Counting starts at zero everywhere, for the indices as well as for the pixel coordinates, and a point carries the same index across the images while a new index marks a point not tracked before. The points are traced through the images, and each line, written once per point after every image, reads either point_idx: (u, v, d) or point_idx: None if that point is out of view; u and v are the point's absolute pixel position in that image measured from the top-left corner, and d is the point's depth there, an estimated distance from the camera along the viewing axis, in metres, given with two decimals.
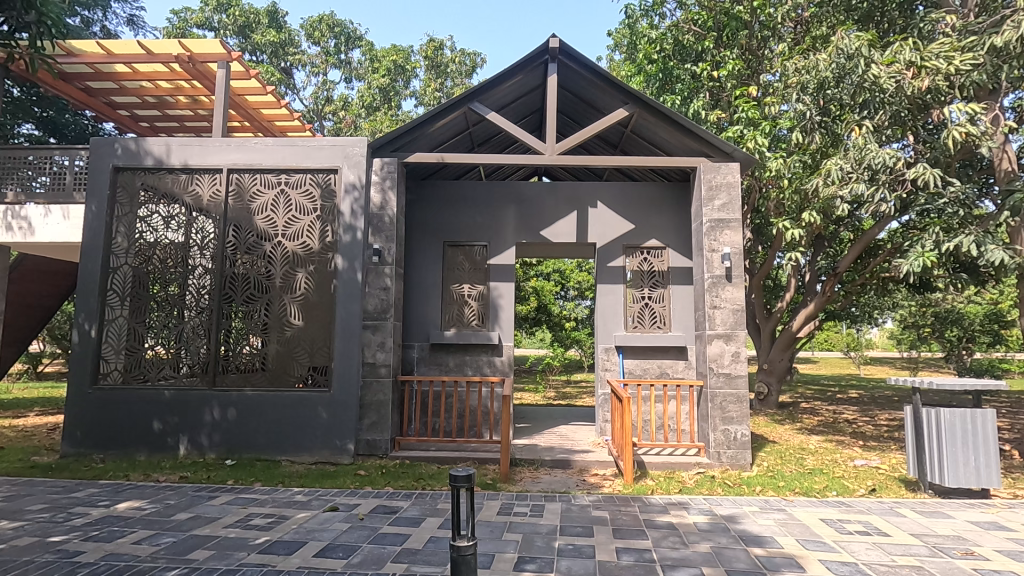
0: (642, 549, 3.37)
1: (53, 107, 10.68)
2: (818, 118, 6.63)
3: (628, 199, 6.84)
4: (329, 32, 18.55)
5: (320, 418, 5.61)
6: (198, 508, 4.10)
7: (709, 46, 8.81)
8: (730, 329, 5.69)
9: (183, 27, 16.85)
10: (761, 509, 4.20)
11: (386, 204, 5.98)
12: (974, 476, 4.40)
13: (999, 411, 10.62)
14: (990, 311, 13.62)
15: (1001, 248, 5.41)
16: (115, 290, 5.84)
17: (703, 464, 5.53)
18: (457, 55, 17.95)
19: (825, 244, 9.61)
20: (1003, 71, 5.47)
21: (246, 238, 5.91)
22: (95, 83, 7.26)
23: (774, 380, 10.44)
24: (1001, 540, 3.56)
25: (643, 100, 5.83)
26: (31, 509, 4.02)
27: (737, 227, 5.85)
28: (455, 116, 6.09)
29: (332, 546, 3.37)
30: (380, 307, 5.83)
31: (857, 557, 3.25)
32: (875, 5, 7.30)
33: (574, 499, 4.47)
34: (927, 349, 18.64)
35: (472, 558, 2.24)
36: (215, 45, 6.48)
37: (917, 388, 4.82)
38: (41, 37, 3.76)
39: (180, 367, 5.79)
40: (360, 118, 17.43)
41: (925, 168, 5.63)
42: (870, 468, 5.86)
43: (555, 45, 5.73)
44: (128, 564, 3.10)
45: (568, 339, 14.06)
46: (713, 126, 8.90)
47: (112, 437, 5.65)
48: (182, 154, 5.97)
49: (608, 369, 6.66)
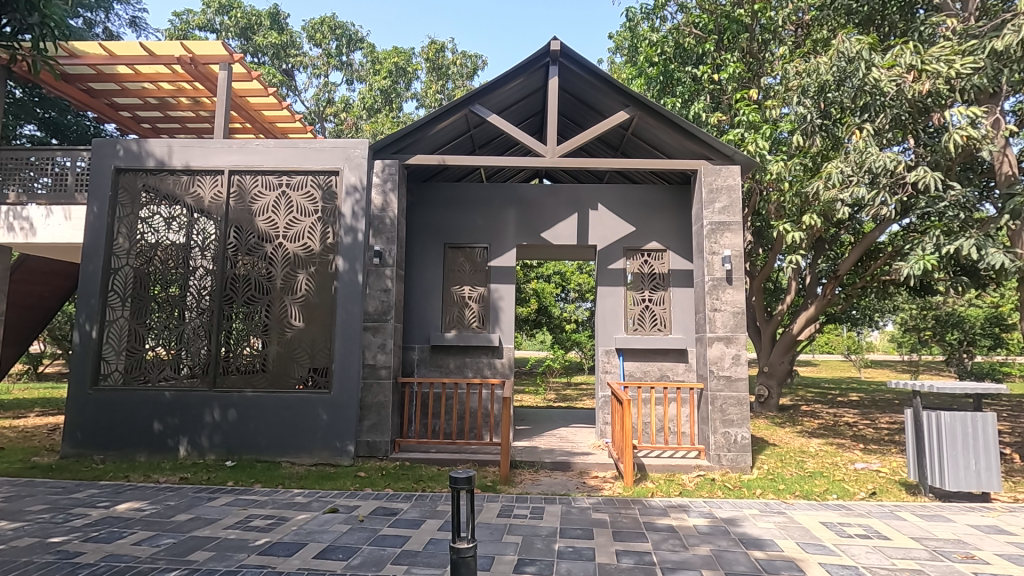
0: (642, 551, 3.37)
1: (56, 108, 10.76)
2: (818, 121, 6.70)
3: (629, 201, 6.85)
4: (331, 34, 18.58)
5: (320, 419, 5.61)
6: (197, 509, 4.10)
7: (709, 49, 8.80)
8: (730, 332, 5.69)
9: (185, 29, 16.90)
10: (761, 512, 4.20)
11: (387, 206, 5.99)
12: (975, 480, 4.40)
13: (1001, 415, 10.58)
14: (992, 314, 13.57)
15: (1002, 252, 5.44)
16: (116, 291, 5.85)
17: (703, 466, 5.53)
18: (458, 57, 18.05)
19: (825, 247, 9.56)
20: (1003, 75, 5.48)
21: (248, 240, 5.91)
22: (97, 84, 7.28)
23: (774, 383, 10.43)
24: (1002, 543, 3.55)
25: (643, 102, 5.84)
26: (31, 510, 4.02)
27: (737, 230, 5.85)
28: (456, 118, 6.10)
29: (332, 548, 3.37)
30: (381, 309, 5.84)
31: (857, 561, 3.25)
32: (876, 9, 7.35)
33: (574, 501, 4.46)
34: (928, 352, 18.69)
35: (472, 560, 2.24)
36: (216, 45, 6.48)
37: (917, 392, 4.78)
38: (43, 38, 3.77)
39: (179, 367, 5.78)
40: (361, 119, 17.53)
41: (925, 172, 5.62)
42: (870, 472, 5.85)
43: (555, 48, 5.73)
44: (128, 565, 3.09)
45: (569, 342, 14.16)
46: (714, 128, 8.90)
47: (112, 437, 5.66)
48: (184, 156, 5.99)
49: (608, 371, 6.69)
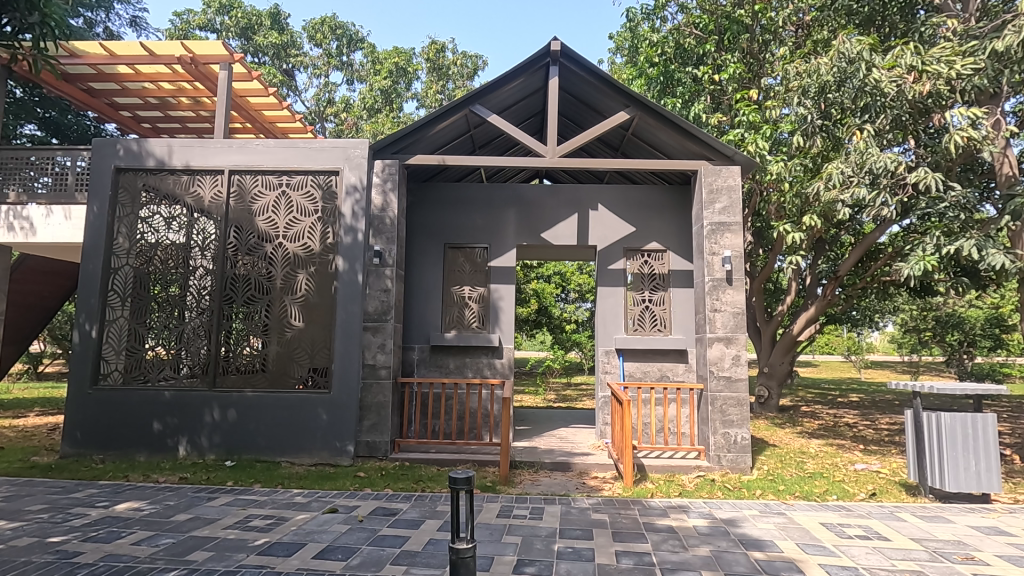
0: (642, 552, 3.36)
1: (56, 108, 10.75)
2: (819, 122, 6.67)
3: (629, 202, 6.85)
4: (331, 34, 18.57)
5: (320, 419, 5.61)
6: (197, 509, 4.10)
7: (709, 49, 8.77)
8: (730, 332, 5.68)
9: (185, 29, 16.89)
10: (761, 513, 4.19)
11: (387, 207, 5.99)
12: (974, 481, 4.40)
13: (1001, 416, 10.60)
14: (993, 315, 13.54)
15: (1002, 253, 5.42)
16: (116, 291, 5.85)
17: (703, 467, 5.53)
18: (459, 58, 18.11)
19: (826, 247, 9.54)
20: (1004, 76, 5.45)
21: (248, 239, 5.91)
22: (97, 84, 7.28)
23: (774, 384, 10.42)
24: (1002, 545, 3.54)
25: (644, 102, 5.84)
26: (30, 510, 4.01)
27: (737, 230, 5.85)
28: (456, 118, 6.09)
29: (332, 548, 3.36)
30: (380, 309, 5.84)
31: (858, 562, 3.25)
32: (876, 10, 7.37)
33: (574, 502, 4.45)
34: (927, 353, 18.69)
35: (472, 560, 2.23)
36: (217, 45, 6.48)
37: (917, 393, 4.76)
38: (44, 37, 3.76)
39: (180, 367, 5.78)
40: (362, 119, 17.56)
41: (926, 172, 5.62)
42: (870, 472, 5.85)
43: (556, 48, 5.72)
44: (127, 566, 3.09)
45: (569, 342, 14.17)
46: (714, 129, 8.88)
47: (113, 436, 5.66)
48: (184, 156, 5.99)
49: (608, 372, 6.67)
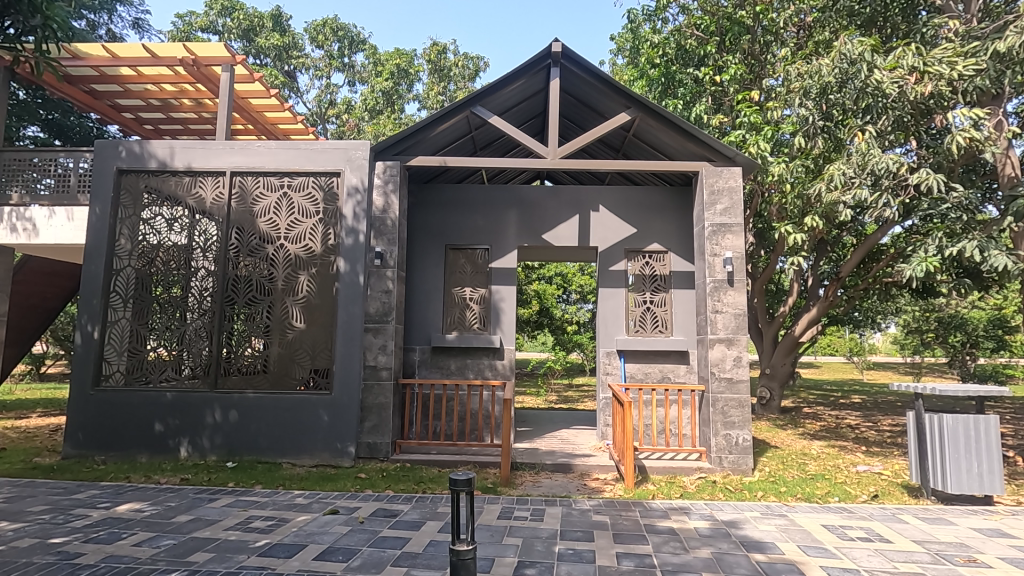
0: (643, 554, 3.36)
1: (59, 109, 10.81)
2: (821, 122, 6.52)
3: (630, 203, 6.85)
4: (332, 36, 18.60)
5: (320, 420, 5.61)
6: (198, 510, 4.11)
7: (711, 50, 8.80)
8: (731, 334, 5.67)
9: (188, 30, 16.95)
10: (762, 514, 4.19)
11: (389, 208, 6.02)
12: (976, 482, 4.38)
13: (1004, 416, 10.61)
14: (994, 316, 13.73)
15: (1004, 253, 5.41)
16: (119, 292, 5.86)
17: (704, 468, 5.53)
18: (460, 59, 18.20)
19: (827, 248, 9.54)
20: (1006, 76, 5.42)
21: (249, 241, 5.92)
22: (100, 85, 7.30)
23: (775, 384, 10.41)
24: (1004, 547, 3.51)
25: (644, 103, 5.84)
26: (33, 510, 4.03)
27: (739, 231, 5.84)
28: (457, 120, 6.10)
29: (332, 550, 3.36)
30: (381, 310, 5.86)
31: (859, 564, 3.23)
32: (878, 11, 7.33)
33: (575, 503, 4.46)
34: (930, 354, 18.70)
35: (472, 562, 2.23)
36: (220, 47, 6.49)
37: (919, 394, 4.73)
38: (47, 42, 3.69)
39: (181, 368, 5.80)
40: (363, 121, 17.76)
41: (928, 173, 5.64)
42: (871, 473, 5.86)
43: (557, 49, 5.74)
44: (129, 566, 3.10)
45: (569, 342, 14.30)
46: (715, 130, 8.90)
47: (114, 437, 5.67)
48: (186, 157, 6.00)
49: (609, 373, 6.66)
